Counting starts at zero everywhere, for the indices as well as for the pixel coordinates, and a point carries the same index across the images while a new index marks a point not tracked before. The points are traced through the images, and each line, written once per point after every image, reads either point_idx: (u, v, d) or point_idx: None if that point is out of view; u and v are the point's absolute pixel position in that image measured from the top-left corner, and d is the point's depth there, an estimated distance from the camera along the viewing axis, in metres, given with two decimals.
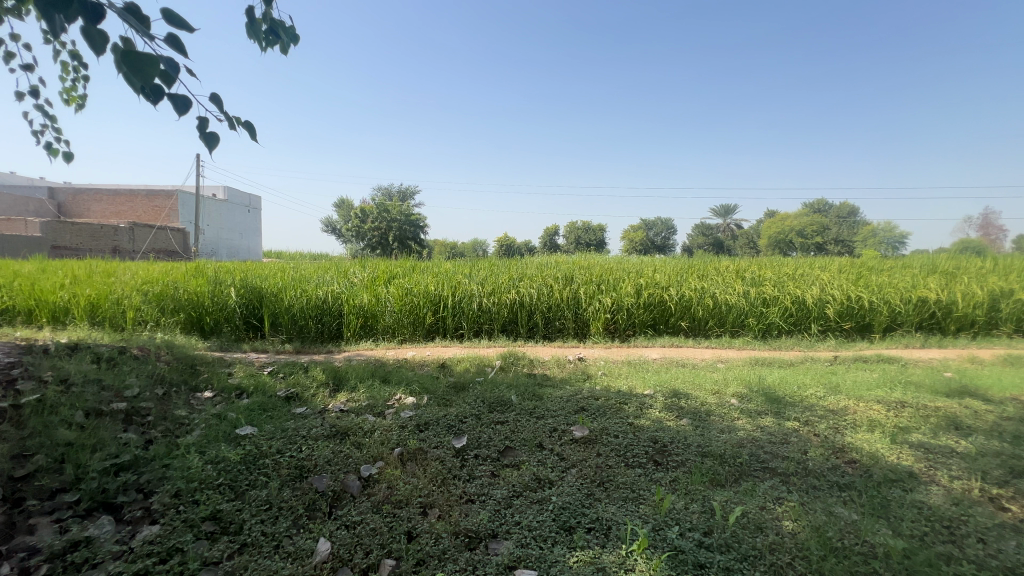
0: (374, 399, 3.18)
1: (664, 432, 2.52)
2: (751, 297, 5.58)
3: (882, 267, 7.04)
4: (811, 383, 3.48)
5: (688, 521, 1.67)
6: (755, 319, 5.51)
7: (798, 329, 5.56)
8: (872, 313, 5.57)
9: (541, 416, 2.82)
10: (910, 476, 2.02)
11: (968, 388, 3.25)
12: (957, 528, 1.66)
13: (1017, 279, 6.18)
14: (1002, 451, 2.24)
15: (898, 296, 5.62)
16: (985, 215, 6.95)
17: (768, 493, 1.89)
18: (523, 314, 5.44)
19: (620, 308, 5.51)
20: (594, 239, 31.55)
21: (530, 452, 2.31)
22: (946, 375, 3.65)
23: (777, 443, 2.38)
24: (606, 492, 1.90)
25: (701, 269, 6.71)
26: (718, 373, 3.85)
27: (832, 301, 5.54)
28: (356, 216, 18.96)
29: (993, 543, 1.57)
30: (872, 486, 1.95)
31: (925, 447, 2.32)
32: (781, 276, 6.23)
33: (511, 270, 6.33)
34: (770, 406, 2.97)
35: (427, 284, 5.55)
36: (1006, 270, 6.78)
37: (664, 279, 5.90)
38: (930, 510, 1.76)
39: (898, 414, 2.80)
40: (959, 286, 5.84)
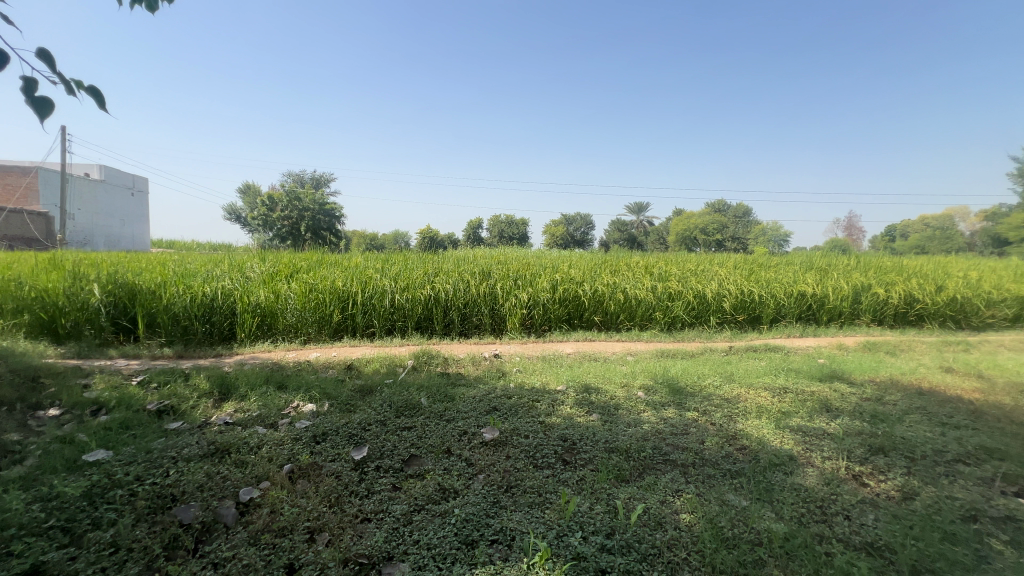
0: (267, 408, 2.86)
1: (574, 430, 2.52)
2: (658, 292, 5.89)
3: (769, 264, 7.79)
4: (709, 372, 3.71)
5: (592, 524, 1.65)
6: (661, 312, 5.82)
7: (699, 321, 5.95)
8: (761, 306, 6.11)
9: (451, 419, 2.71)
10: (790, 459, 2.18)
11: (837, 373, 3.65)
12: (827, 507, 1.79)
13: (875, 274, 7.14)
14: (863, 431, 2.51)
15: (782, 290, 6.23)
16: (850, 221, 8.04)
17: (667, 487, 1.94)
18: (439, 311, 5.28)
19: (536, 304, 5.54)
20: (516, 233, 31.84)
21: (437, 460, 2.18)
22: (820, 361, 4.09)
23: (678, 435, 2.48)
24: (513, 498, 1.84)
25: (614, 265, 6.98)
26: (627, 366, 3.98)
27: (728, 295, 6.01)
28: (263, 204, 17.46)
29: (856, 518, 1.71)
30: (758, 471, 2.07)
31: (803, 430, 2.53)
32: (684, 271, 6.65)
33: (426, 265, 6.12)
34: (673, 397, 3.11)
35: (334, 280, 5.19)
36: (866, 266, 7.81)
37: (579, 275, 6.04)
38: (806, 492, 1.89)
39: (781, 400, 3.04)
40: (831, 281, 6.60)
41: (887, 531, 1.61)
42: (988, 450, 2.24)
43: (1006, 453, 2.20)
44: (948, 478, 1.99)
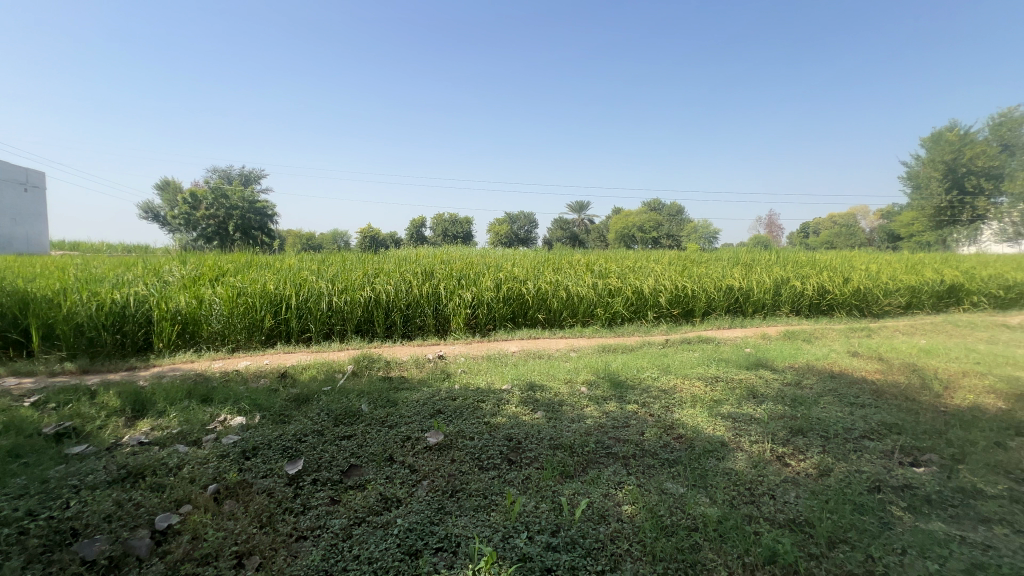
0: (188, 424, 2.64)
1: (519, 429, 2.52)
2: (598, 289, 6.05)
3: (701, 259, 8.25)
4: (647, 365, 3.86)
5: (537, 523, 1.66)
6: (602, 308, 5.99)
7: (638, 316, 6.19)
8: (693, 300, 6.45)
9: (394, 424, 2.63)
10: (722, 445, 2.31)
11: (762, 361, 3.92)
12: (755, 488, 1.91)
13: (792, 268, 7.76)
14: (785, 414, 2.70)
15: (713, 284, 6.61)
16: None
17: (609, 480, 1.98)
18: (381, 313, 5.12)
19: (480, 303, 5.52)
20: (460, 232, 31.55)
21: (379, 469, 2.10)
22: (747, 351, 4.37)
23: (619, 427, 2.55)
24: (458, 503, 1.81)
25: (557, 262, 7.10)
26: (570, 362, 4.05)
27: (664, 290, 6.29)
28: (184, 201, 16.13)
29: (780, 497, 1.83)
30: (693, 459, 2.17)
31: (733, 417, 2.68)
32: (623, 268, 6.88)
33: (366, 266, 5.91)
34: (614, 391, 3.20)
35: (265, 282, 4.88)
36: (785, 260, 8.47)
37: (522, 273, 6.08)
38: (736, 475, 2.01)
39: (713, 389, 3.22)
40: (755, 275, 7.09)
41: (807, 507, 1.74)
42: (889, 425, 2.49)
43: (903, 427, 2.45)
44: (856, 454, 2.19)
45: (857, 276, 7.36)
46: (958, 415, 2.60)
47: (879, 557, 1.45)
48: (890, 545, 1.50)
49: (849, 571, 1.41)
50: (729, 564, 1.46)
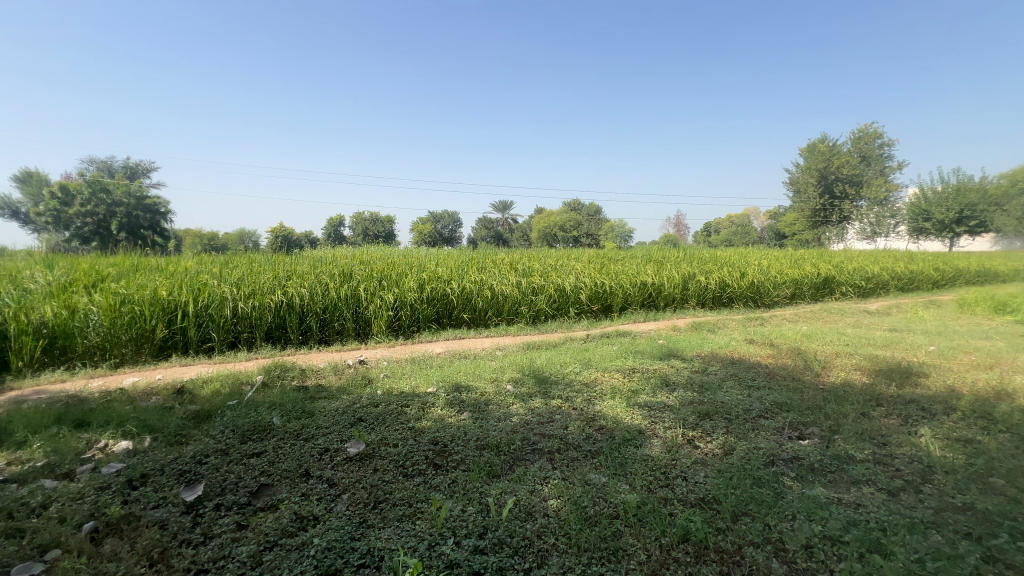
0: (58, 454, 2.27)
1: (445, 432, 2.47)
2: (522, 287, 6.13)
3: (618, 257, 8.68)
4: (570, 360, 3.98)
5: (464, 527, 1.63)
6: (526, 306, 6.08)
7: (560, 312, 6.37)
8: (612, 296, 6.77)
9: (310, 437, 2.46)
10: (639, 433, 2.43)
11: (673, 351, 4.20)
12: (670, 471, 2.03)
13: (698, 264, 8.41)
14: (694, 400, 2.92)
15: (629, 281, 6.97)
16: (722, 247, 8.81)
17: (536, 476, 2.01)
18: (294, 318, 4.78)
19: (403, 304, 5.36)
20: (382, 232, 30.46)
21: (293, 486, 1.95)
22: (660, 342, 4.67)
23: (544, 423, 2.60)
24: (381, 514, 1.73)
25: (481, 261, 7.08)
26: (496, 361, 4.07)
27: (584, 287, 6.52)
28: (50, 196, 13.94)
29: (691, 478, 1.97)
30: (614, 448, 2.27)
31: (649, 406, 2.84)
32: (546, 266, 7.04)
33: (276, 268, 5.49)
34: (539, 387, 3.26)
35: (156, 288, 4.36)
36: (691, 257, 9.17)
37: (446, 273, 5.99)
38: (652, 461, 2.12)
39: (631, 380, 3.38)
40: (666, 271, 7.59)
41: (714, 484, 1.88)
42: (780, 404, 2.78)
43: (791, 405, 2.74)
44: (754, 432, 2.41)
45: (752, 271, 8.15)
46: (834, 391, 2.96)
47: (775, 525, 1.60)
48: (783, 513, 1.66)
49: (751, 540, 1.54)
50: (648, 547, 1.53)
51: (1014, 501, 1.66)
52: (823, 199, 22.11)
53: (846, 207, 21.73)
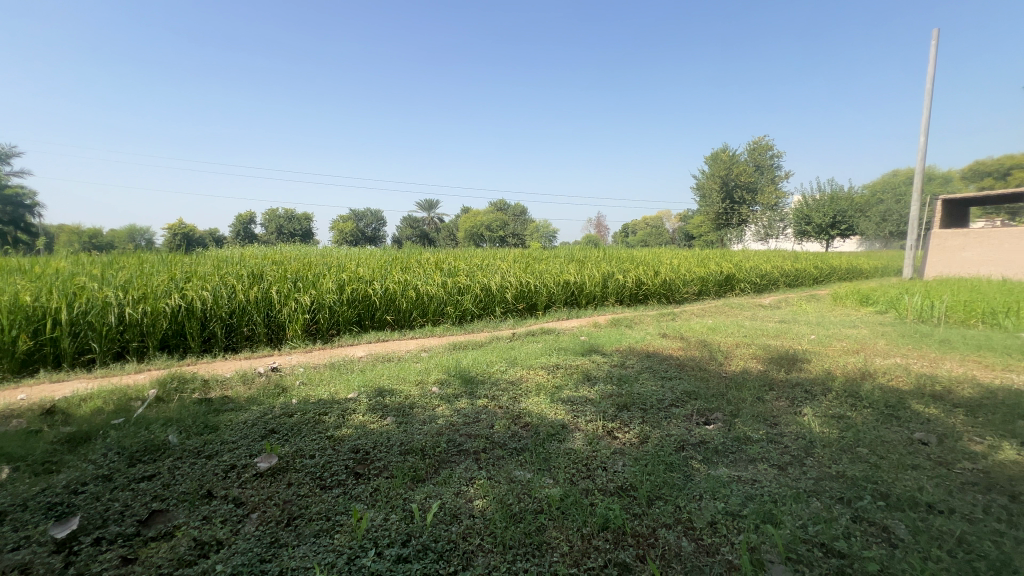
0: None
1: (367, 439, 2.37)
2: (448, 287, 6.06)
3: (541, 257, 8.89)
4: (496, 359, 4.00)
5: (386, 537, 1.58)
6: (452, 306, 6.03)
7: (487, 312, 6.40)
8: (536, 295, 6.91)
9: (213, 453, 2.24)
10: (563, 428, 2.51)
11: (594, 347, 4.39)
12: (591, 462, 2.11)
13: (617, 263, 8.85)
14: (613, 392, 3.06)
15: (553, 280, 7.16)
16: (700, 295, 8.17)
17: (461, 478, 1.99)
18: (195, 324, 4.34)
19: (321, 307, 5.08)
20: (299, 229, 28.64)
21: (193, 510, 1.77)
22: (582, 338, 4.85)
23: (470, 424, 2.59)
24: (295, 532, 1.62)
25: (405, 261, 6.90)
26: (421, 363, 3.99)
27: (510, 286, 6.59)
28: None
29: (611, 467, 2.06)
30: (539, 444, 2.32)
31: (571, 401, 2.93)
32: (472, 266, 7.02)
33: (172, 269, 4.95)
34: (465, 387, 3.24)
35: (18, 293, 3.75)
36: (610, 256, 9.63)
37: (368, 273, 5.77)
38: (575, 454, 2.19)
39: (555, 376, 3.48)
40: (588, 270, 7.90)
41: (632, 472, 1.98)
42: (689, 393, 3.00)
43: (698, 393, 2.97)
44: (666, 420, 2.58)
45: (664, 269, 8.74)
46: (734, 379, 3.26)
47: (685, 505, 1.72)
48: (692, 494, 1.79)
49: (664, 522, 1.64)
50: (571, 538, 1.58)
51: (875, 467, 1.93)
52: (724, 204, 24.27)
53: (743, 211, 24.02)
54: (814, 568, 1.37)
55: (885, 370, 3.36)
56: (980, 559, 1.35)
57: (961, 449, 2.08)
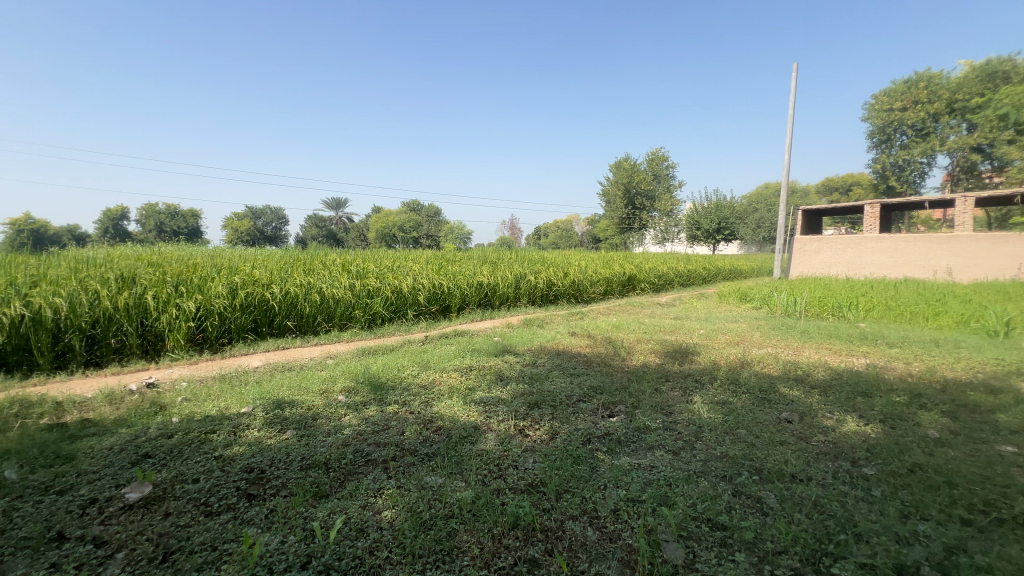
0: None
1: (262, 456, 2.18)
2: (356, 290, 5.78)
3: (454, 258, 8.82)
4: (408, 363, 3.89)
5: (282, 561, 1.46)
6: (360, 310, 5.76)
7: (398, 315, 6.20)
8: (450, 296, 6.84)
9: (67, 487, 1.91)
10: (475, 429, 2.50)
11: (507, 347, 4.45)
12: (503, 462, 2.13)
13: (529, 264, 9.06)
14: (525, 391, 3.12)
15: (467, 282, 7.13)
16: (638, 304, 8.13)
17: (368, 490, 1.90)
18: (44, 337, 3.69)
19: (209, 313, 4.58)
20: (184, 226, 25.63)
21: (37, 558, 1.49)
22: (495, 339, 4.89)
23: (379, 432, 2.49)
24: (173, 568, 1.44)
25: (308, 262, 6.44)
26: (326, 370, 3.75)
27: (422, 288, 6.44)
28: None
29: (521, 465, 2.09)
30: (451, 447, 2.29)
31: (484, 402, 2.94)
32: (382, 267, 6.75)
33: (14, 272, 4.17)
34: (374, 394, 3.11)
35: None
36: (522, 258, 9.83)
37: (266, 275, 5.31)
38: (487, 455, 2.20)
39: (468, 378, 3.47)
40: (501, 271, 7.97)
41: (542, 468, 2.03)
42: (595, 388, 3.16)
43: (604, 388, 3.13)
44: (574, 415, 2.69)
45: (573, 271, 9.11)
46: (636, 373, 3.48)
47: (590, 496, 1.80)
48: (597, 484, 1.88)
49: (571, 514, 1.70)
50: (481, 540, 1.57)
51: (752, 445, 2.17)
52: (627, 209, 25.96)
53: (643, 217, 25.86)
54: (702, 542, 1.50)
55: (759, 358, 3.81)
56: (830, 518, 1.57)
57: (817, 424, 2.42)
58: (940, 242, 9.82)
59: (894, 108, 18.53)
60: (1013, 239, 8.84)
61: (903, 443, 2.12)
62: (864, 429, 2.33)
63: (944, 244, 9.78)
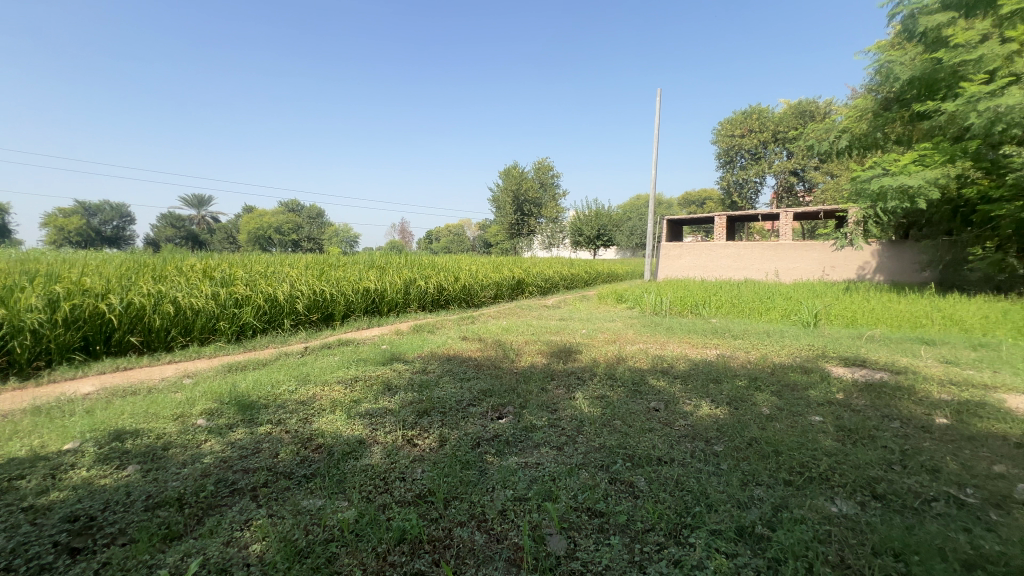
0: None
1: (92, 500, 1.82)
2: (221, 299, 5.15)
3: (338, 263, 8.29)
4: (284, 378, 3.56)
5: None
6: (227, 321, 5.15)
7: (272, 325, 5.65)
8: (333, 303, 6.42)
9: None
10: (360, 444, 2.37)
11: (395, 355, 4.30)
12: (389, 475, 2.04)
13: (418, 268, 8.87)
14: (413, 399, 3.05)
15: (351, 287, 6.75)
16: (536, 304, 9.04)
17: (232, 523, 1.69)
18: None
19: (18, 332, 3.73)
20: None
21: None
22: (384, 347, 4.71)
23: (247, 457, 2.23)
24: None
25: (158, 268, 5.57)
26: (182, 392, 3.27)
27: (301, 296, 5.95)
28: None
29: (409, 476, 2.03)
30: (332, 465, 2.14)
31: (370, 414, 2.80)
32: (252, 272, 6.09)
33: None
34: (241, 415, 2.78)
35: None
36: (411, 262, 9.60)
37: (101, 282, 4.48)
38: (372, 469, 2.10)
39: (352, 390, 3.27)
40: (389, 276, 7.68)
41: (430, 477, 1.99)
42: (484, 391, 3.19)
43: (493, 391, 3.18)
44: (464, 420, 2.69)
45: (463, 275, 9.15)
46: (523, 374, 3.60)
47: (478, 500, 1.81)
48: (485, 487, 1.90)
49: (459, 521, 1.69)
50: (364, 561, 1.50)
51: (625, 434, 2.37)
52: (516, 215, 26.79)
53: (531, 222, 26.88)
54: (582, 531, 1.59)
55: (632, 354, 4.19)
56: (688, 493, 1.78)
57: (678, 410, 2.73)
58: (770, 249, 11.72)
59: (735, 135, 21.71)
60: (819, 247, 10.90)
61: (744, 420, 2.49)
62: (715, 411, 2.69)
63: (772, 251, 11.70)
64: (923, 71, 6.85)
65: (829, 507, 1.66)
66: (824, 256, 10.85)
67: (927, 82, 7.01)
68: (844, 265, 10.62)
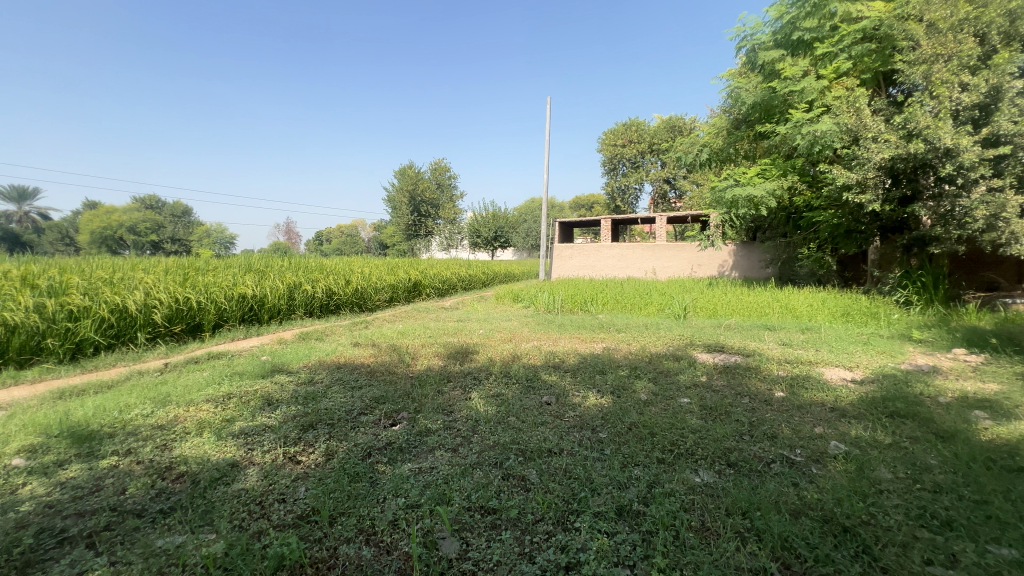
0: None
1: None
2: (48, 312, 4.29)
3: (207, 267, 7.37)
4: (135, 401, 3.06)
5: None
6: (57, 338, 4.30)
7: (121, 341, 4.84)
8: (200, 313, 5.68)
9: None
10: (231, 467, 2.13)
11: (277, 366, 3.94)
12: (266, 498, 1.86)
13: (303, 271, 8.23)
14: (297, 413, 2.81)
15: (223, 294, 6.04)
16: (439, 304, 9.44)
17: None
18: None
19: None
20: None
21: None
22: (263, 359, 4.28)
23: (84, 497, 1.88)
24: None
25: None
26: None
27: (159, 305, 5.18)
28: None
29: (290, 497, 1.87)
30: (196, 495, 1.89)
31: (245, 433, 2.53)
32: (92, 279, 5.16)
33: None
34: (77, 449, 2.34)
35: None
36: (295, 265, 8.88)
37: None
38: (246, 493, 1.90)
39: (225, 409, 2.92)
40: (269, 281, 7.01)
41: (314, 494, 1.85)
42: (377, 398, 3.06)
43: (386, 397, 3.06)
44: (354, 430, 2.55)
45: (355, 278, 8.69)
46: (419, 378, 3.52)
47: (368, 512, 1.72)
48: (375, 498, 1.82)
49: (346, 537, 1.60)
50: None
51: (519, 430, 2.43)
52: (413, 216, 26.16)
53: (429, 223, 26.46)
54: (474, 530, 1.60)
55: (526, 352, 4.32)
56: (575, 480, 1.87)
57: (568, 402, 2.87)
58: (649, 250, 12.87)
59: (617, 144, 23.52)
60: (688, 247, 12.24)
61: (625, 407, 2.69)
62: (600, 401, 2.88)
63: (650, 252, 12.86)
64: (762, 98, 8.02)
65: (693, 478, 1.86)
66: (693, 256, 12.19)
67: (766, 107, 8.22)
68: (708, 264, 12.04)
